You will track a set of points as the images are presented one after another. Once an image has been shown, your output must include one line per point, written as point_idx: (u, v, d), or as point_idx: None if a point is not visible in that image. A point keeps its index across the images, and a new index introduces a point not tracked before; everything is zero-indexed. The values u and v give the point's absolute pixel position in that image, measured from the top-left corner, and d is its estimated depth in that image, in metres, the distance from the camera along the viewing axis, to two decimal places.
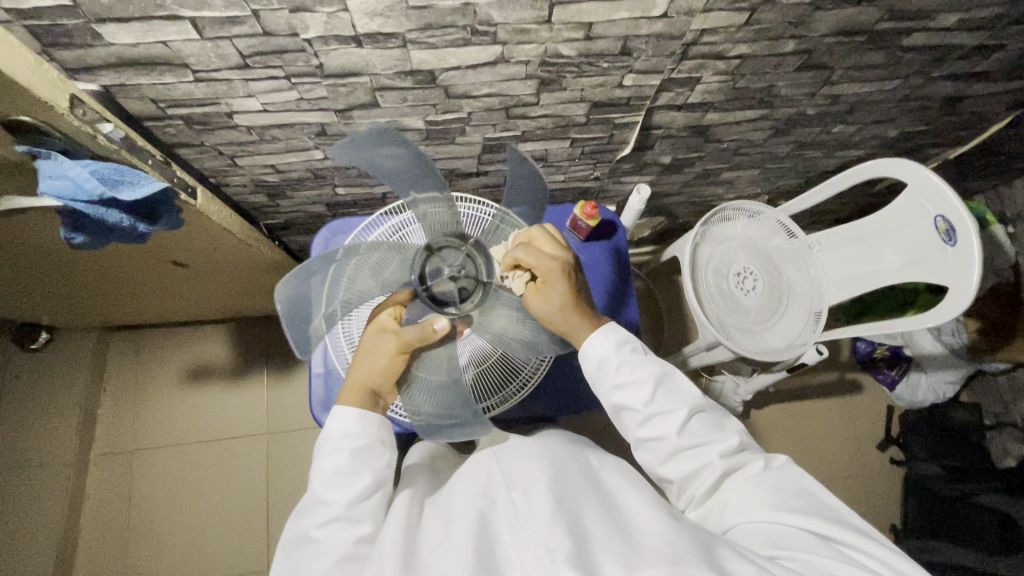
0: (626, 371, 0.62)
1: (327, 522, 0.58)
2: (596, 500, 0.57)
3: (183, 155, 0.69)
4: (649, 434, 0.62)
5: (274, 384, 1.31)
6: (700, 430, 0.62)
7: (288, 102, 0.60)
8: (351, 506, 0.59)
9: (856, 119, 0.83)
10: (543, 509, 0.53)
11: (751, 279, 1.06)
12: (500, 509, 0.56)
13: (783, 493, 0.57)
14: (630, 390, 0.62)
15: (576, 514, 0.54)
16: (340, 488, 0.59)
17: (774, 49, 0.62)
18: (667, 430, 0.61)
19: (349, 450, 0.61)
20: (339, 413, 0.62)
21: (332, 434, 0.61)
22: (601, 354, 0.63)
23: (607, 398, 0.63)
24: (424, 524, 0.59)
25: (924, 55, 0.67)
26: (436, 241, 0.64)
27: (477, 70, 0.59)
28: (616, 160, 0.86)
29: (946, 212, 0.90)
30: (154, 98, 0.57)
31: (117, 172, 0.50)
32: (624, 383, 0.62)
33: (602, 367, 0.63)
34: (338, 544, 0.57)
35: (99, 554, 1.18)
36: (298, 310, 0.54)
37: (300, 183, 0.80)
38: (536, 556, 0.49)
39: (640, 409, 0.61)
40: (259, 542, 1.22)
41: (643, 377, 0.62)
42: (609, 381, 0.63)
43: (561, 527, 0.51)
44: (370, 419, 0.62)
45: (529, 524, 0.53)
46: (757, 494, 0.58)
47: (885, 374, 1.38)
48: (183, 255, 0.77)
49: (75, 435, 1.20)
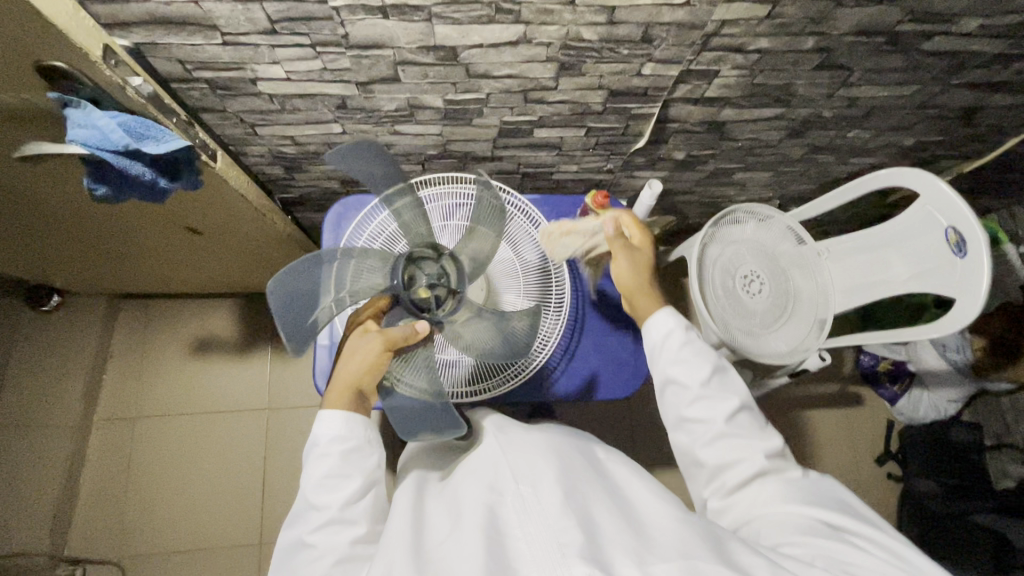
0: (687, 350, 0.67)
1: (320, 526, 0.59)
2: (604, 495, 0.57)
3: (206, 120, 0.70)
4: (697, 413, 0.65)
5: (277, 361, 1.32)
6: (746, 425, 0.65)
7: (311, 71, 0.61)
8: (346, 507, 0.60)
9: (872, 125, 0.83)
10: (552, 502, 0.54)
11: (758, 282, 1.07)
12: (509, 502, 0.56)
13: (817, 496, 0.61)
14: (687, 367, 0.66)
15: (586, 509, 0.54)
16: (332, 492, 0.60)
17: (794, 45, 0.62)
18: (715, 415, 0.64)
19: (339, 453, 0.61)
20: (323, 415, 0.63)
21: (322, 438, 0.62)
22: (669, 327, 0.68)
23: (663, 370, 0.67)
24: (429, 515, 0.61)
25: (943, 60, 0.68)
26: (416, 252, 0.67)
27: (499, 49, 0.59)
28: (630, 153, 0.87)
29: (957, 222, 0.89)
30: (181, 59, 0.58)
31: (143, 126, 0.51)
32: (685, 358, 0.67)
33: (665, 342, 0.68)
34: (335, 546, 0.58)
35: (95, 519, 1.20)
36: (293, 294, 0.57)
37: (316, 157, 0.81)
38: (547, 550, 0.50)
39: (695, 387, 0.65)
40: (252, 516, 1.23)
41: (703, 362, 0.66)
42: (669, 355, 0.67)
43: (570, 521, 0.52)
44: (356, 420, 0.63)
45: (537, 518, 0.53)
46: (787, 489, 0.62)
47: (886, 388, 1.36)
48: (197, 220, 0.78)
49: (80, 398, 1.22)
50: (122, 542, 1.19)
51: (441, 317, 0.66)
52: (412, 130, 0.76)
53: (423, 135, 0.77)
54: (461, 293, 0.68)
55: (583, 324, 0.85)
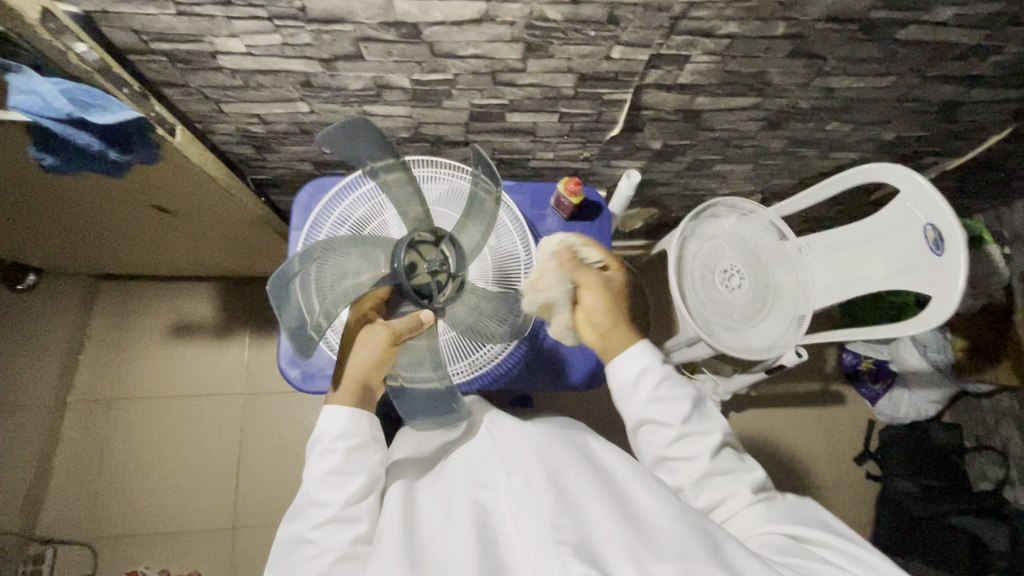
0: (664, 387, 0.65)
1: (321, 523, 0.60)
2: (595, 488, 0.59)
3: (168, 95, 0.68)
4: (682, 451, 0.64)
5: (255, 345, 1.31)
6: (730, 462, 0.65)
7: (272, 45, 0.60)
8: (347, 505, 0.61)
9: (851, 117, 0.82)
10: (545, 498, 0.56)
11: (738, 277, 1.07)
12: (504, 497, 0.60)
13: (804, 518, 0.60)
14: (665, 407, 0.64)
15: (580, 506, 0.57)
16: (333, 490, 0.61)
17: (764, 31, 0.61)
18: (701, 451, 0.63)
19: (344, 450, 0.62)
20: (330, 411, 0.62)
21: (327, 434, 0.62)
22: (644, 364, 0.66)
23: (640, 412, 0.65)
24: (425, 509, 0.64)
25: (919, 51, 0.66)
26: (416, 236, 0.63)
27: (462, 27, 0.58)
28: (606, 142, 0.86)
29: (935, 220, 0.88)
30: (136, 30, 0.57)
31: (88, 95, 0.50)
32: (663, 396, 0.65)
33: (642, 379, 0.65)
34: (337, 544, 0.59)
35: (68, 500, 1.19)
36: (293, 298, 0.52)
37: (286, 137, 0.80)
38: (541, 546, 0.53)
39: (677, 425, 0.64)
40: (226, 500, 1.22)
41: (683, 396, 0.65)
42: (646, 394, 0.65)
43: (565, 519, 0.54)
44: (362, 416, 0.63)
45: (531, 513, 0.56)
46: (772, 510, 0.62)
47: (869, 387, 1.38)
48: (162, 198, 0.77)
49: (54, 378, 1.21)
50: (96, 523, 1.19)
51: (442, 304, 0.64)
52: (381, 110, 0.74)
53: (393, 116, 0.76)
54: (461, 277, 0.65)
55: None
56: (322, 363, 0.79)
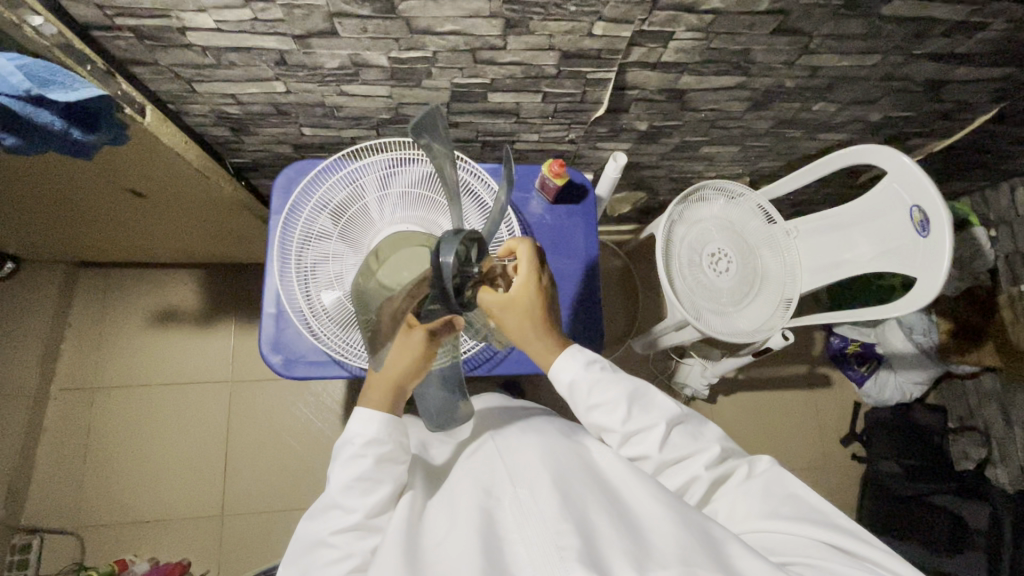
0: (598, 393, 0.66)
1: (343, 528, 0.61)
2: (601, 498, 0.60)
3: (138, 74, 0.66)
4: (633, 451, 0.66)
5: (241, 333, 1.29)
6: (681, 441, 0.66)
7: (242, 21, 0.58)
8: (371, 515, 0.62)
9: (837, 98, 0.81)
10: (551, 505, 0.57)
11: (725, 260, 1.06)
12: (511, 506, 0.60)
13: (771, 500, 0.62)
14: (605, 412, 0.66)
15: (585, 512, 0.56)
16: (360, 496, 0.62)
17: (748, 6, 0.60)
18: (649, 447, 0.65)
19: (374, 457, 0.63)
20: (364, 415, 0.65)
21: (358, 439, 0.64)
22: (571, 375, 0.67)
23: (585, 418, 0.67)
24: (429, 519, 0.64)
25: (905, 27, 0.65)
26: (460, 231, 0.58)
27: (438, 2, 0.57)
28: (591, 123, 0.85)
29: (922, 202, 0.88)
30: (99, 4, 0.54)
31: (48, 71, 0.48)
32: (597, 404, 0.66)
33: (576, 388, 0.67)
34: (360, 550, 0.60)
35: (55, 491, 1.18)
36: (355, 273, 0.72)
37: (263, 118, 0.78)
38: (546, 554, 0.52)
39: (618, 429, 0.65)
40: (215, 488, 1.22)
41: (617, 396, 0.66)
42: (584, 403, 0.67)
43: (568, 525, 0.54)
44: (394, 421, 0.66)
45: (536, 521, 0.56)
46: (754, 503, 0.63)
47: (853, 369, 1.36)
48: (136, 181, 0.75)
49: (35, 367, 1.19)
50: (81, 512, 1.18)
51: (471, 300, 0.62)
52: (359, 90, 0.73)
53: (372, 97, 0.75)
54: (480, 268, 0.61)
55: None
56: (305, 349, 0.78)
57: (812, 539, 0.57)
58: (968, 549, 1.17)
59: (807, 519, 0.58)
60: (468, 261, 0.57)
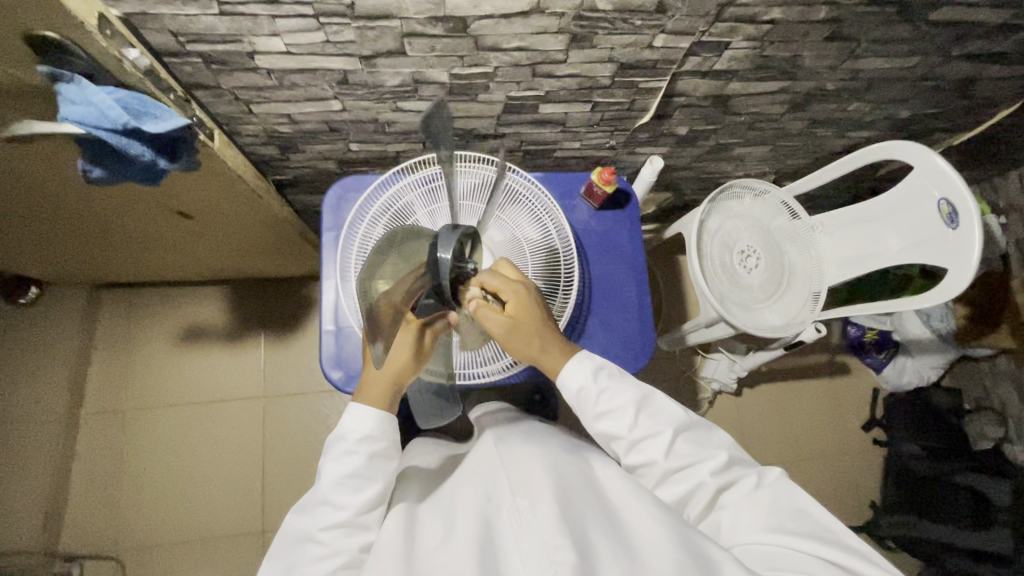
0: (607, 400, 0.67)
1: (332, 525, 0.61)
2: (599, 511, 0.59)
3: (199, 98, 0.66)
4: (637, 458, 0.66)
5: (271, 347, 1.29)
6: (687, 450, 0.65)
7: (313, 44, 0.59)
8: (359, 513, 0.63)
9: (872, 98, 0.83)
10: (548, 517, 0.56)
11: (754, 257, 1.09)
12: (507, 514, 0.59)
13: (778, 514, 0.60)
14: (611, 419, 0.67)
15: (581, 524, 0.56)
16: (351, 493, 0.63)
17: (806, 15, 0.62)
18: (655, 454, 0.65)
19: (366, 453, 0.64)
20: (359, 413, 0.65)
21: (351, 435, 0.65)
22: (579, 383, 0.68)
23: (593, 426, 0.69)
24: (424, 523, 0.64)
25: (947, 31, 0.68)
26: (459, 232, 0.61)
27: (510, 21, 0.58)
28: (633, 129, 0.86)
29: (949, 194, 0.91)
30: (174, 31, 0.54)
31: (140, 103, 0.49)
32: (604, 411, 0.67)
33: (583, 395, 0.68)
34: (345, 549, 0.61)
35: (88, 519, 1.17)
36: None
37: (313, 136, 0.78)
38: (542, 568, 0.52)
39: (625, 436, 0.66)
40: (253, 505, 1.21)
41: (624, 403, 0.67)
42: (592, 410, 0.68)
43: (564, 539, 0.53)
44: (388, 421, 0.66)
45: (533, 535, 0.55)
46: (757, 515, 0.61)
47: (874, 357, 1.40)
48: (189, 204, 0.75)
49: (64, 391, 1.17)
50: (118, 536, 1.17)
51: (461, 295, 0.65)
52: (414, 106, 0.73)
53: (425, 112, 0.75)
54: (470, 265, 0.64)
55: (588, 302, 0.85)
56: None
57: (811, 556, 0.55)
58: (994, 524, 1.19)
59: (809, 538, 0.56)
60: (461, 259, 0.62)
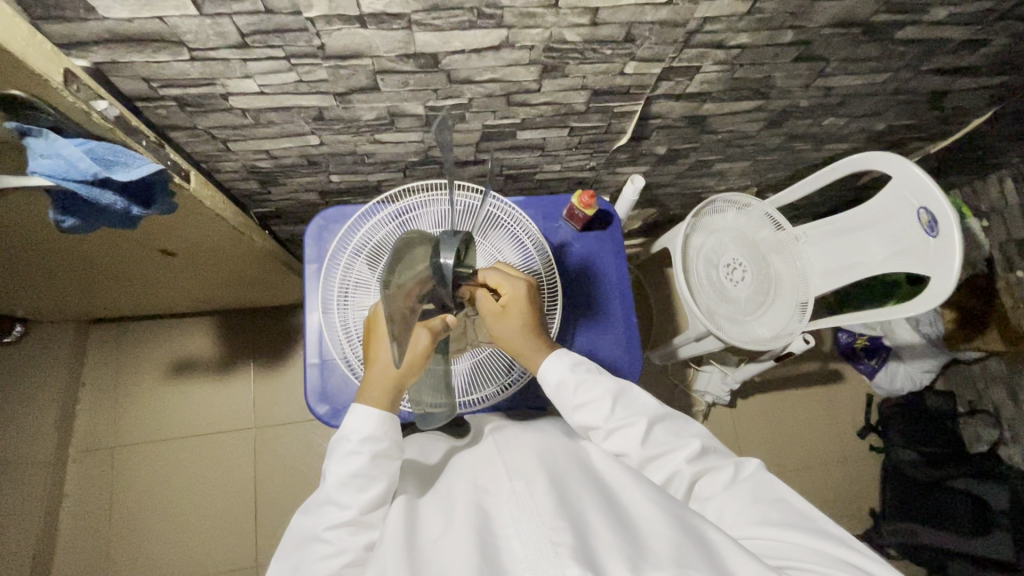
0: (584, 392, 0.66)
1: (338, 524, 0.59)
2: (596, 494, 0.55)
3: (175, 139, 0.66)
4: (615, 447, 0.64)
5: (261, 377, 1.28)
6: (664, 438, 0.64)
7: (286, 83, 0.59)
8: (365, 512, 0.59)
9: (846, 112, 0.84)
10: (546, 501, 0.51)
11: (740, 270, 1.09)
12: (503, 500, 0.54)
13: (760, 504, 0.59)
14: (591, 409, 0.65)
15: (579, 509, 0.52)
16: (355, 492, 0.60)
17: (774, 39, 0.63)
18: (630, 444, 0.63)
19: (369, 453, 0.61)
20: (362, 413, 0.63)
21: (354, 434, 0.62)
22: (557, 377, 0.67)
23: (571, 417, 0.67)
24: (425, 515, 0.58)
25: (914, 48, 0.69)
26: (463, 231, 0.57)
27: (481, 54, 0.58)
28: (613, 151, 0.87)
29: (928, 204, 0.92)
30: (146, 77, 0.55)
31: (112, 152, 0.49)
32: (583, 402, 0.66)
33: (561, 387, 0.67)
34: (350, 549, 0.58)
35: (80, 561, 1.14)
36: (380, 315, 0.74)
37: (293, 169, 0.79)
38: (538, 549, 0.47)
39: (602, 425, 0.65)
40: (247, 537, 1.19)
41: (601, 396, 0.66)
42: (571, 402, 0.66)
43: (563, 521, 0.48)
44: (390, 421, 0.64)
45: (530, 515, 0.50)
46: (739, 506, 0.60)
47: (864, 363, 1.43)
48: (170, 242, 0.75)
49: (52, 429, 1.16)
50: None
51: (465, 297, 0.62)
52: (392, 138, 0.73)
53: (404, 143, 0.75)
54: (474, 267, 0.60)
55: (574, 324, 0.85)
56: (352, 397, 0.78)
57: (798, 545, 0.54)
58: (994, 530, 1.19)
59: (794, 527, 0.55)
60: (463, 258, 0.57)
